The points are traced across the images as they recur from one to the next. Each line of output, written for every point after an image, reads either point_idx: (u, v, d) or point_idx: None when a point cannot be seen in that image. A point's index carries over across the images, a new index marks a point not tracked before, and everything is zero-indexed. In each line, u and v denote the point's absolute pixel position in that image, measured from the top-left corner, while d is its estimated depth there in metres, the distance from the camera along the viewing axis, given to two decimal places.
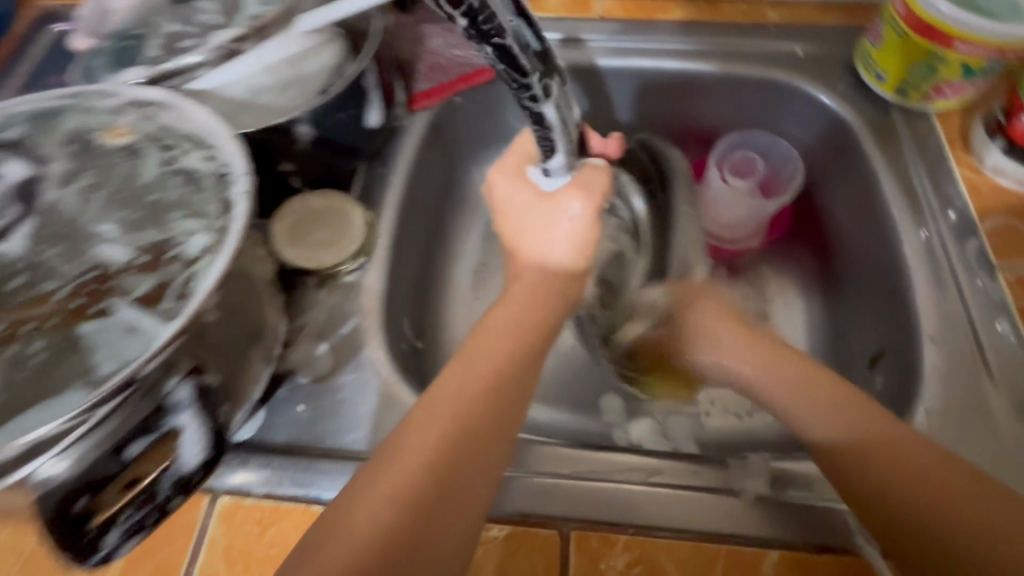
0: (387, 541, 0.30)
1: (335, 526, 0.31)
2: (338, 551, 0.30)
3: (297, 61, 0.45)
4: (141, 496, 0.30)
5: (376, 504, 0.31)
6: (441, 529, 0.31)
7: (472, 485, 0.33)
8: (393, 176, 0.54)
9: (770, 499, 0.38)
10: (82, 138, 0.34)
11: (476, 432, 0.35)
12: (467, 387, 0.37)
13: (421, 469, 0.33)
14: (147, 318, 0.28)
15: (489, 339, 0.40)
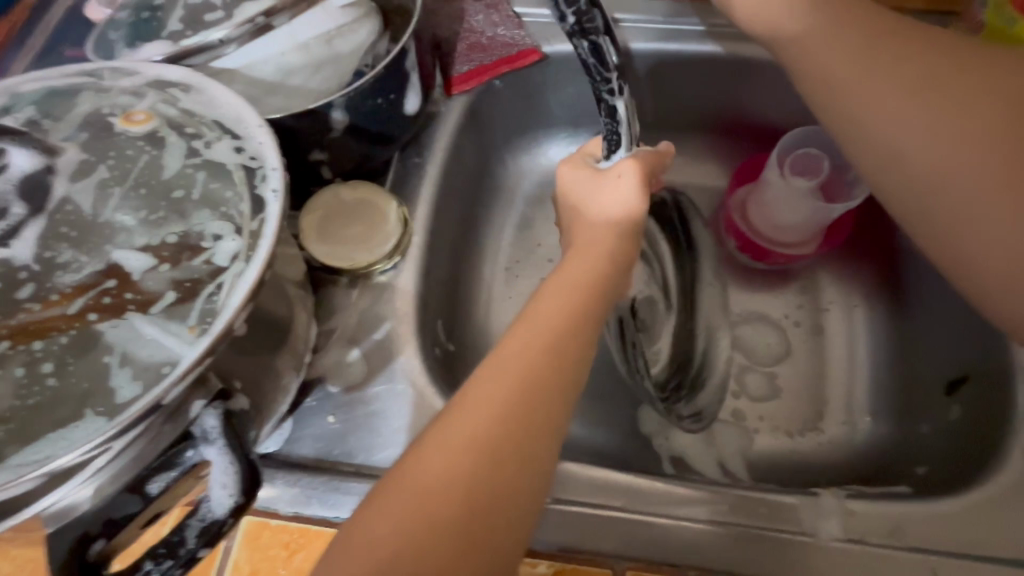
0: (446, 504, 0.25)
1: (392, 483, 0.27)
2: (391, 510, 0.25)
3: (331, 39, 0.41)
4: (164, 548, 0.26)
5: (438, 464, 0.26)
6: (506, 496, 0.26)
7: (537, 449, 0.28)
8: (429, 166, 0.50)
9: (845, 545, 0.34)
10: (97, 123, 0.30)
11: (536, 395, 0.28)
12: (534, 334, 0.31)
13: (488, 425, 0.27)
14: (170, 336, 0.25)
15: (551, 295, 0.33)
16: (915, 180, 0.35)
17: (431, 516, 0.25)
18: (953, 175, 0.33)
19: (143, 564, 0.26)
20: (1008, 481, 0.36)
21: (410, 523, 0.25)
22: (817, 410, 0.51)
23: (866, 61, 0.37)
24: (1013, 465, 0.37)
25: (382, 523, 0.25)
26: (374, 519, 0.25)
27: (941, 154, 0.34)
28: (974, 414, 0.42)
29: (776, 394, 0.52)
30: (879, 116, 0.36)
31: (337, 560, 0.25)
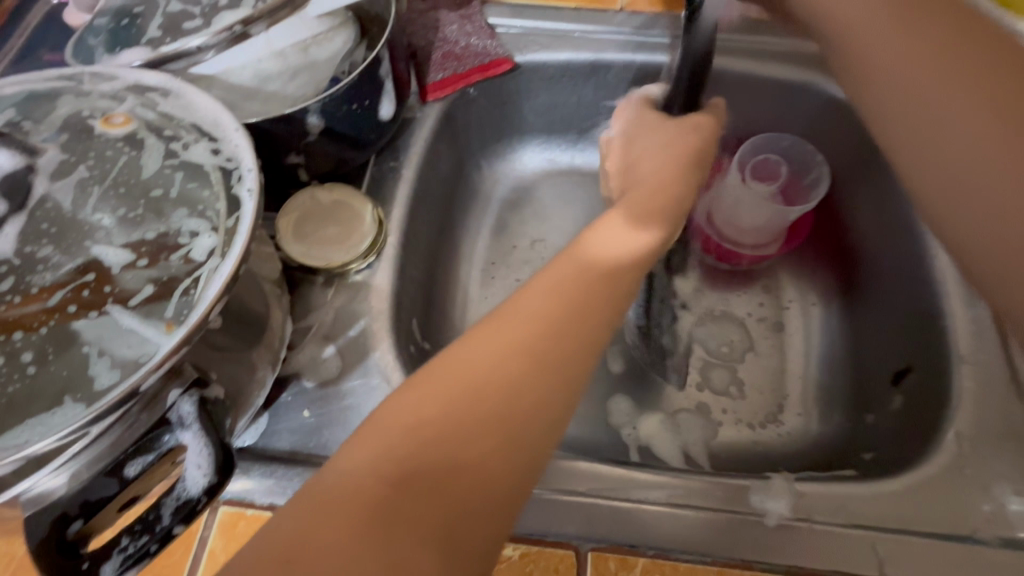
0: (488, 395, 0.27)
1: (435, 374, 0.28)
2: (433, 395, 0.27)
3: (308, 47, 0.43)
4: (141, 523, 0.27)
5: (483, 359, 0.29)
6: (545, 398, 0.28)
7: (574, 365, 0.30)
8: (405, 169, 0.51)
9: (794, 524, 0.36)
10: (77, 125, 0.31)
11: (547, 355, 0.29)
12: (580, 267, 0.33)
13: (533, 334, 0.30)
14: (148, 327, 0.26)
15: (576, 259, 0.34)
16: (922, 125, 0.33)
17: (470, 403, 0.27)
18: (939, 113, 0.32)
19: (120, 540, 0.27)
20: (943, 462, 0.39)
21: (455, 408, 0.27)
22: (777, 403, 0.54)
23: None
24: (945, 447, 0.40)
25: (423, 406, 0.27)
26: (421, 400, 0.27)
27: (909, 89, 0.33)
28: (915, 402, 0.44)
29: (740, 389, 0.55)
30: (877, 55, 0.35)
31: (372, 436, 0.26)
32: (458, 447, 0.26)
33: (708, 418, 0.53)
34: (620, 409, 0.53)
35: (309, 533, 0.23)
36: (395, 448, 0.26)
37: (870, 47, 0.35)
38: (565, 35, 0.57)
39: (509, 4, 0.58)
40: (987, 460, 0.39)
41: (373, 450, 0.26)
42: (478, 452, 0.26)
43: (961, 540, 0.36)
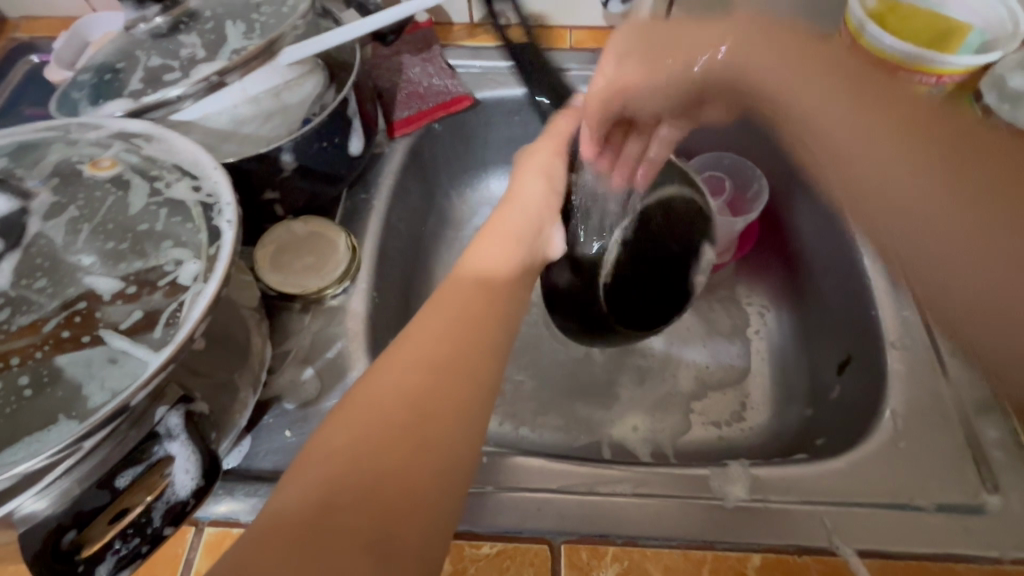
0: (392, 416, 0.29)
1: (346, 411, 0.30)
2: (351, 422, 0.29)
3: (280, 92, 0.47)
4: (133, 527, 0.29)
5: (391, 383, 0.31)
6: (453, 406, 0.31)
7: (476, 380, 0.32)
8: (376, 201, 0.55)
9: (750, 504, 0.39)
10: (67, 170, 0.34)
11: (449, 367, 0.32)
12: (463, 293, 0.37)
13: (428, 354, 0.33)
14: (137, 347, 0.28)
15: (459, 284, 0.38)
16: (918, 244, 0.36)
17: (385, 426, 0.29)
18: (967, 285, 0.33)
19: (113, 543, 0.28)
20: (883, 438, 0.43)
21: (361, 441, 0.28)
22: (739, 401, 0.56)
23: (816, 79, 0.42)
24: (883, 426, 0.43)
25: (336, 439, 0.29)
26: (334, 436, 0.29)
27: (923, 230, 0.35)
28: (857, 388, 0.48)
29: (704, 389, 0.57)
30: (895, 181, 0.37)
31: (303, 475, 0.28)
32: (376, 469, 0.27)
33: (675, 417, 0.55)
34: (592, 413, 0.56)
35: (251, 560, 0.24)
36: (316, 484, 0.27)
37: (846, 141, 0.40)
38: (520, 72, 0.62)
39: (468, 46, 0.64)
40: (921, 435, 0.42)
41: (301, 490, 0.27)
42: (393, 465, 0.28)
43: (901, 507, 0.39)
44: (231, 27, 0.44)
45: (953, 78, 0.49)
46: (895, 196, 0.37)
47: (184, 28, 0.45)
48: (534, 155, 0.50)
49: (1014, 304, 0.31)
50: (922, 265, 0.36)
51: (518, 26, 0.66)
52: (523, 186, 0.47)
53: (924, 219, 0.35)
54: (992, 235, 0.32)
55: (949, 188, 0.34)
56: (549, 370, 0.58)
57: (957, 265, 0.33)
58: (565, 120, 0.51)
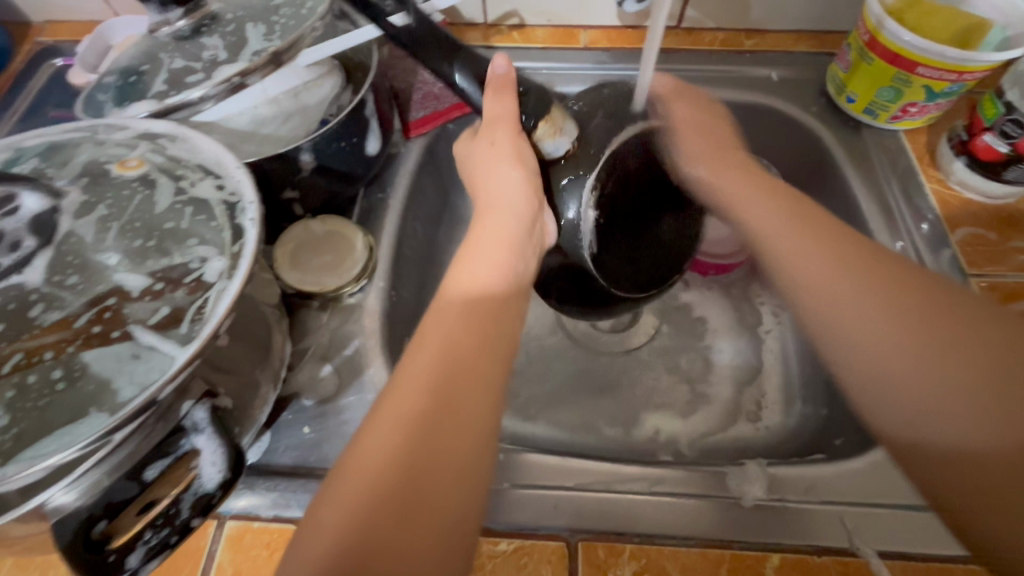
0: (392, 474, 0.29)
1: (347, 469, 0.30)
2: (354, 489, 0.29)
3: (299, 93, 0.48)
4: (161, 518, 0.30)
5: (379, 442, 0.30)
6: (452, 452, 0.31)
7: (473, 419, 0.32)
8: (393, 200, 0.55)
9: (768, 504, 0.39)
10: (96, 170, 0.35)
11: (446, 407, 0.32)
12: (445, 331, 0.35)
13: (413, 403, 0.32)
14: (165, 342, 0.29)
15: (447, 317, 0.36)
16: (907, 396, 0.36)
17: (383, 488, 0.29)
18: (939, 437, 0.35)
19: (143, 533, 0.29)
20: None
21: (363, 504, 0.29)
22: (755, 401, 0.56)
23: (807, 246, 0.43)
24: None
25: (339, 504, 0.29)
26: (337, 501, 0.29)
27: (925, 397, 0.36)
28: None
29: (720, 389, 0.57)
30: (874, 346, 0.39)
31: (310, 547, 0.28)
32: (376, 538, 0.28)
33: (691, 417, 0.55)
34: (606, 411, 0.56)
35: None
36: (317, 557, 0.27)
37: (833, 301, 0.41)
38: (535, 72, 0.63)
39: (484, 46, 0.64)
40: None
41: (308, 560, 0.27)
42: (391, 530, 0.28)
43: (924, 509, 0.39)
44: (252, 29, 0.45)
45: (974, 74, 0.48)
46: (861, 355, 0.39)
47: (206, 30, 0.45)
48: (491, 142, 0.42)
49: (990, 461, 0.33)
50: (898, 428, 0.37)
51: (533, 26, 0.66)
52: (497, 184, 0.42)
53: (927, 386, 0.36)
54: (1005, 390, 0.34)
55: (924, 353, 0.37)
56: (563, 369, 0.59)
57: (941, 422, 0.35)
58: (497, 93, 0.42)
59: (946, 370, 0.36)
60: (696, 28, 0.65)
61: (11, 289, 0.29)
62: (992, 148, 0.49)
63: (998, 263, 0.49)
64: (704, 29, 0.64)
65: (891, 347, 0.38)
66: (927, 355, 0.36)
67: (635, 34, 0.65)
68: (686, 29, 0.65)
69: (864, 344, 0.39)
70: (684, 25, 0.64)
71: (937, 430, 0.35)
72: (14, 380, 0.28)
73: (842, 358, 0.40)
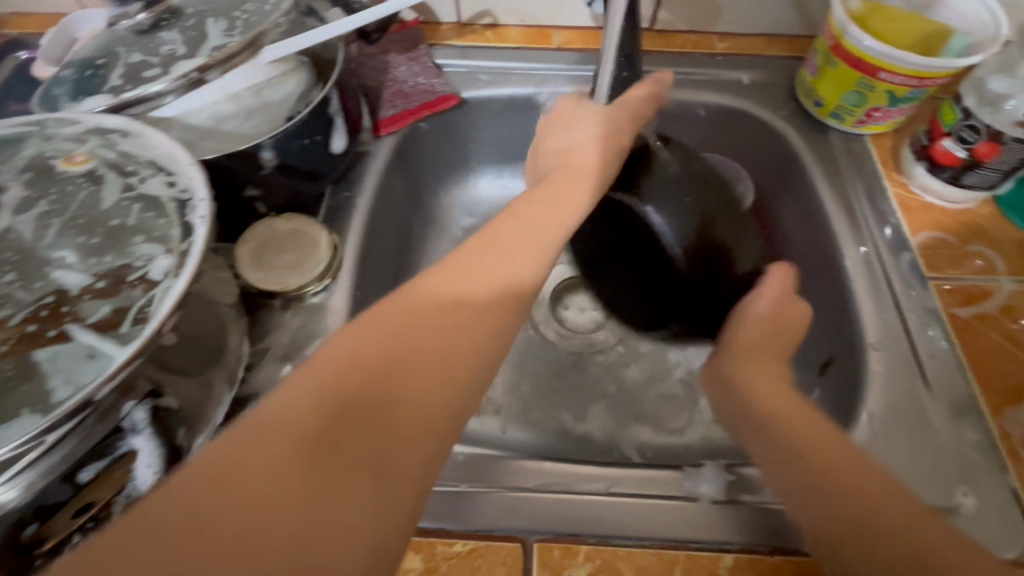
0: (409, 342, 0.29)
1: (356, 331, 0.29)
2: (314, 380, 0.27)
3: (261, 90, 0.47)
4: (92, 521, 0.29)
5: (361, 346, 0.28)
6: (473, 335, 0.31)
7: (498, 321, 0.33)
8: (360, 199, 0.55)
9: (723, 505, 0.39)
10: (41, 164, 0.34)
11: (475, 297, 0.33)
12: (463, 269, 0.34)
13: (411, 334, 0.30)
14: (105, 342, 0.28)
15: (489, 231, 0.37)
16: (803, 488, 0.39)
17: (379, 363, 0.28)
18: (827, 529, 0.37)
19: (71, 537, 0.29)
20: (861, 440, 0.43)
21: (371, 361, 0.28)
22: None
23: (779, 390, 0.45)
24: (861, 428, 0.43)
25: (346, 357, 0.28)
26: (342, 353, 0.28)
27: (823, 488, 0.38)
28: (836, 391, 0.48)
29: (687, 390, 0.57)
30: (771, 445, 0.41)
31: (305, 384, 0.26)
32: (379, 395, 0.27)
33: (658, 418, 0.55)
34: (574, 411, 0.56)
35: (232, 468, 0.22)
36: (319, 399, 0.26)
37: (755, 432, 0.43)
38: (508, 72, 0.63)
39: (457, 46, 0.64)
40: (898, 437, 0.42)
41: (300, 396, 0.26)
42: (400, 389, 0.27)
43: None
44: (213, 24, 0.45)
45: (934, 80, 0.49)
46: (771, 442, 0.41)
47: (165, 25, 0.45)
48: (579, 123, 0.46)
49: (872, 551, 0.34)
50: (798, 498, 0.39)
51: (507, 26, 0.66)
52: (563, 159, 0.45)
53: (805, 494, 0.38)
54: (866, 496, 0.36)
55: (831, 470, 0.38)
56: (533, 369, 0.59)
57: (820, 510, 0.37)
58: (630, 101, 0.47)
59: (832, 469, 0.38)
60: (669, 30, 0.65)
61: None
62: (951, 153, 0.50)
63: (956, 267, 0.50)
64: (676, 32, 0.65)
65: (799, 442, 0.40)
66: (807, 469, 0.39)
67: None
68: (659, 31, 0.65)
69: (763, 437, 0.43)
70: (657, 27, 0.65)
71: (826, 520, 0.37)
72: None
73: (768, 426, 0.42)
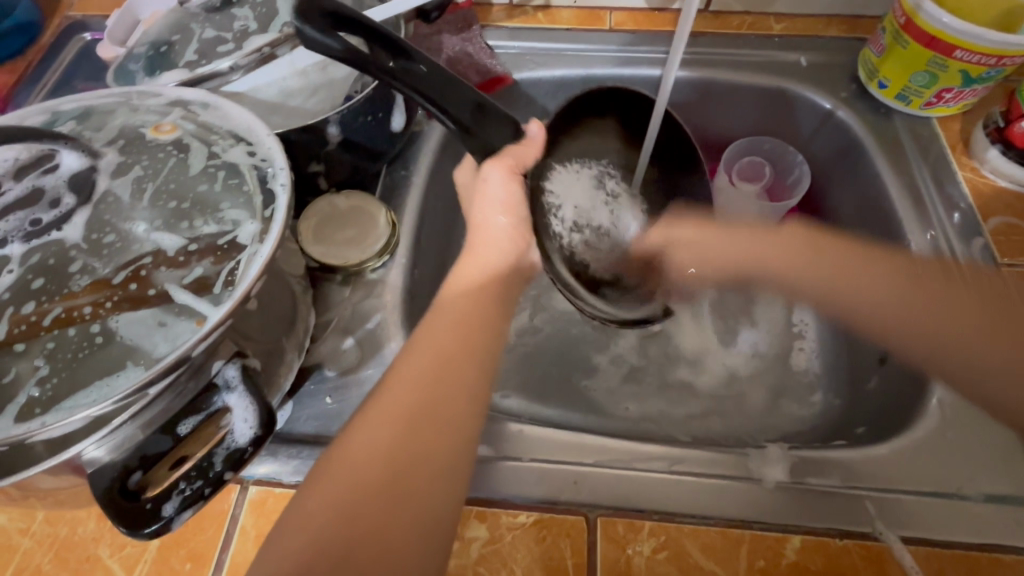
0: (368, 471, 0.31)
1: (328, 467, 0.32)
2: (304, 528, 0.30)
3: (326, 66, 0.47)
4: (195, 470, 0.30)
5: (320, 516, 0.30)
6: (431, 444, 0.33)
7: (452, 423, 0.34)
8: (415, 178, 0.55)
9: (789, 487, 0.39)
10: (131, 133, 0.35)
11: (420, 401, 0.34)
12: (398, 402, 0.34)
13: (358, 482, 0.31)
14: (199, 302, 0.29)
15: (432, 327, 0.38)
16: (929, 332, 0.44)
17: (352, 494, 0.30)
18: (963, 352, 0.42)
19: (178, 483, 0.29)
20: (930, 426, 0.42)
21: (340, 497, 0.30)
22: (776, 389, 0.55)
23: (849, 260, 0.48)
24: (929, 413, 0.42)
25: (322, 498, 0.31)
26: (320, 498, 0.31)
27: (940, 331, 0.44)
28: (901, 381, 0.47)
29: (739, 376, 0.56)
30: (857, 295, 0.48)
31: (297, 531, 0.30)
32: (354, 527, 0.29)
33: (709, 402, 0.55)
34: (623, 394, 0.56)
35: None
36: (310, 545, 0.29)
37: (849, 297, 0.48)
38: (559, 54, 0.63)
39: (508, 27, 0.64)
40: (970, 424, 0.41)
41: (292, 546, 0.29)
42: (373, 517, 0.30)
43: (950, 497, 0.38)
44: (282, 1, 0.45)
45: (1013, 59, 0.47)
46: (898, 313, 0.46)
47: (236, 2, 0.46)
48: (486, 180, 0.43)
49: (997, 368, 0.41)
50: (954, 373, 0.42)
51: (558, 7, 0.65)
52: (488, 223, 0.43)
53: (928, 326, 0.44)
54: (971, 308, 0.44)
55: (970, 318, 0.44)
56: (580, 353, 0.58)
57: (964, 342, 0.43)
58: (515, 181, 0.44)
59: (941, 289, 0.45)
60: (724, 10, 0.63)
61: (50, 245, 0.30)
62: None
63: None
64: (732, 12, 0.63)
65: (871, 284, 0.47)
66: (918, 297, 0.45)
67: (661, 17, 0.64)
68: (713, 12, 0.63)
69: (851, 287, 0.48)
70: (712, 8, 0.63)
71: (949, 339, 0.43)
72: (53, 335, 0.28)
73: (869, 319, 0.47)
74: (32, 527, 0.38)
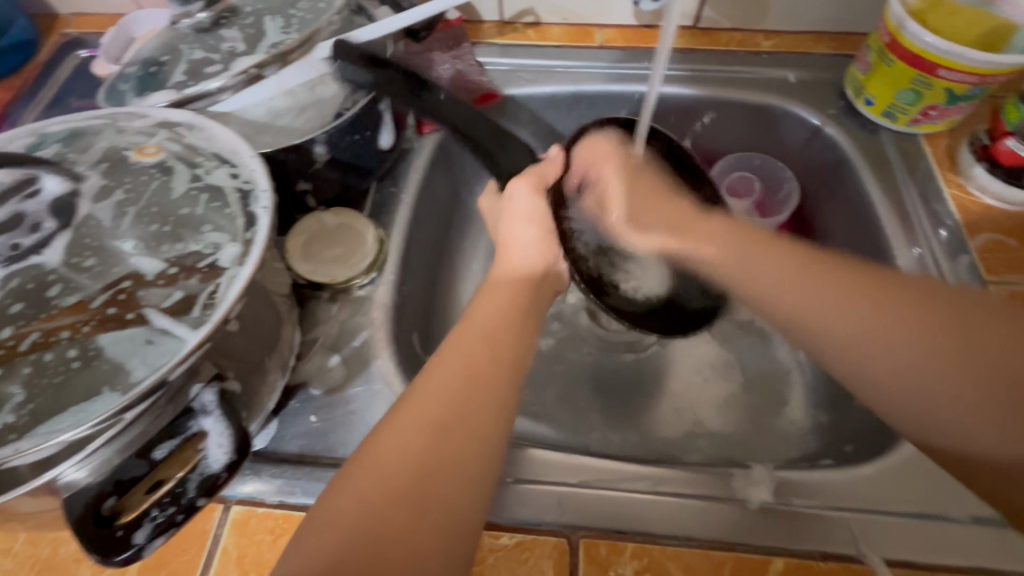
0: (401, 473, 0.31)
1: (359, 468, 0.32)
2: (334, 529, 0.29)
3: (315, 85, 0.47)
4: (168, 496, 0.31)
5: (347, 519, 0.30)
6: (463, 450, 0.33)
7: (483, 428, 0.34)
8: (405, 195, 0.56)
9: (774, 507, 0.39)
10: (115, 156, 0.35)
11: (456, 407, 0.34)
12: (429, 408, 0.34)
13: (388, 483, 0.31)
14: (178, 325, 0.30)
15: (468, 335, 0.38)
16: (906, 383, 0.37)
17: (382, 497, 0.30)
18: (933, 400, 0.36)
19: (150, 510, 0.30)
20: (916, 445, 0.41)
21: (370, 497, 0.30)
22: (766, 405, 0.55)
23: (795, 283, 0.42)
24: None
25: (351, 501, 0.30)
26: (348, 499, 0.31)
27: (923, 382, 0.36)
28: None
29: (728, 392, 0.56)
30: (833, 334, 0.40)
31: (324, 532, 0.29)
32: (382, 529, 0.29)
33: (698, 419, 0.55)
34: (612, 410, 0.56)
35: None
36: (336, 545, 0.29)
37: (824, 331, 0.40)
38: (550, 70, 0.63)
39: (499, 44, 0.64)
40: None
41: (319, 547, 0.29)
42: (402, 520, 0.30)
43: (936, 518, 0.38)
44: (271, 22, 0.46)
45: (996, 78, 0.48)
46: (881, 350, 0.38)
47: (225, 23, 0.46)
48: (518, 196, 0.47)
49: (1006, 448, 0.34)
50: (900, 409, 0.37)
51: (548, 24, 0.66)
52: (514, 240, 0.47)
53: (903, 372, 0.37)
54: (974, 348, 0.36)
55: (937, 341, 0.36)
56: (570, 368, 0.58)
57: (938, 406, 0.36)
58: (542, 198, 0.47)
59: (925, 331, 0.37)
60: (713, 27, 0.64)
61: (29, 270, 0.30)
62: (1015, 152, 0.50)
63: (1017, 270, 0.48)
64: (720, 29, 0.64)
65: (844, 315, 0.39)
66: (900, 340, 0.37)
67: (651, 34, 0.65)
68: (702, 29, 0.64)
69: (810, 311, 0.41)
70: (701, 25, 0.64)
71: (933, 395, 0.36)
72: (30, 359, 0.28)
73: (851, 368, 0.39)
74: (14, 547, 0.38)
